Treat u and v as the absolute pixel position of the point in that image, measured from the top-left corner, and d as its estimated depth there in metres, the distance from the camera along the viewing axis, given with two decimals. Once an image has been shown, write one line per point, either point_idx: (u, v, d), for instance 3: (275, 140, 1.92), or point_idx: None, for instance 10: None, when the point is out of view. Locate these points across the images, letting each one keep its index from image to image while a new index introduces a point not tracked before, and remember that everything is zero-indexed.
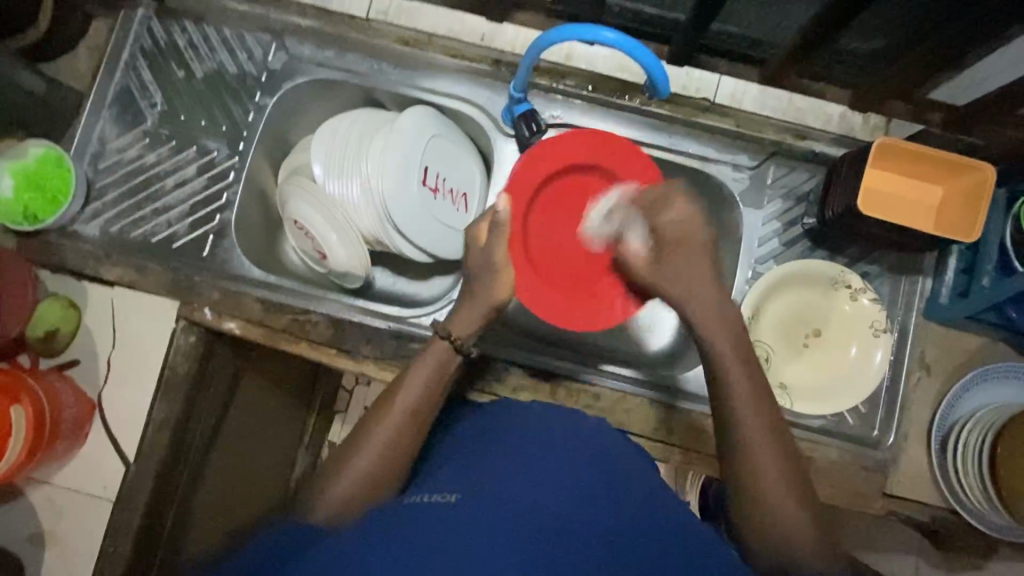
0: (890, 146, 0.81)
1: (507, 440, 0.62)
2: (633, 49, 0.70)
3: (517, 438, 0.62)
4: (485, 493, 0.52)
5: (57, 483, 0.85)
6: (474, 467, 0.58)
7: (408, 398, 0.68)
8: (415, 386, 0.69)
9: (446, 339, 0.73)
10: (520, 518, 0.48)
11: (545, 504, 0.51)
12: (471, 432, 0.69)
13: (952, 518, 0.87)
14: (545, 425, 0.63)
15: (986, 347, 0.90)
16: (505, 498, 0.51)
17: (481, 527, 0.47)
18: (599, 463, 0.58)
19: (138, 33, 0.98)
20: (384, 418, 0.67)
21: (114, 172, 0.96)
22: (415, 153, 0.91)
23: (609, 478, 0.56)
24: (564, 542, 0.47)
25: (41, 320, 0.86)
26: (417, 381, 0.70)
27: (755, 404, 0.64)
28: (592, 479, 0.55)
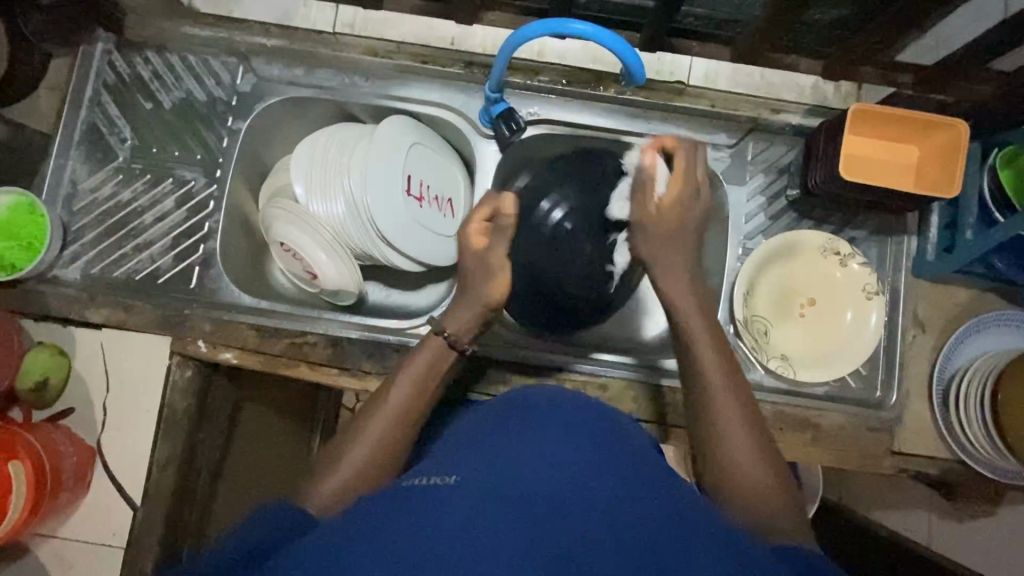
0: (866, 112, 0.82)
1: (505, 415, 0.59)
2: (604, 39, 0.70)
3: (517, 412, 0.58)
4: (485, 474, 0.48)
5: (65, 536, 0.84)
6: (468, 444, 0.55)
7: (401, 395, 0.70)
8: (405, 387, 0.70)
9: (440, 335, 0.75)
10: (522, 498, 0.45)
11: (553, 488, 0.46)
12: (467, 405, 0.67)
13: (959, 467, 0.89)
14: (554, 401, 0.59)
15: (976, 298, 0.91)
16: (508, 479, 0.47)
17: (486, 520, 0.43)
18: (600, 435, 0.54)
19: (99, 68, 0.96)
20: (378, 411, 0.68)
21: (90, 212, 0.94)
22: (396, 163, 0.90)
23: (614, 455, 0.52)
24: (568, 519, 0.44)
25: (29, 370, 0.84)
26: (409, 375, 0.72)
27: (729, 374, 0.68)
28: (597, 458, 0.51)
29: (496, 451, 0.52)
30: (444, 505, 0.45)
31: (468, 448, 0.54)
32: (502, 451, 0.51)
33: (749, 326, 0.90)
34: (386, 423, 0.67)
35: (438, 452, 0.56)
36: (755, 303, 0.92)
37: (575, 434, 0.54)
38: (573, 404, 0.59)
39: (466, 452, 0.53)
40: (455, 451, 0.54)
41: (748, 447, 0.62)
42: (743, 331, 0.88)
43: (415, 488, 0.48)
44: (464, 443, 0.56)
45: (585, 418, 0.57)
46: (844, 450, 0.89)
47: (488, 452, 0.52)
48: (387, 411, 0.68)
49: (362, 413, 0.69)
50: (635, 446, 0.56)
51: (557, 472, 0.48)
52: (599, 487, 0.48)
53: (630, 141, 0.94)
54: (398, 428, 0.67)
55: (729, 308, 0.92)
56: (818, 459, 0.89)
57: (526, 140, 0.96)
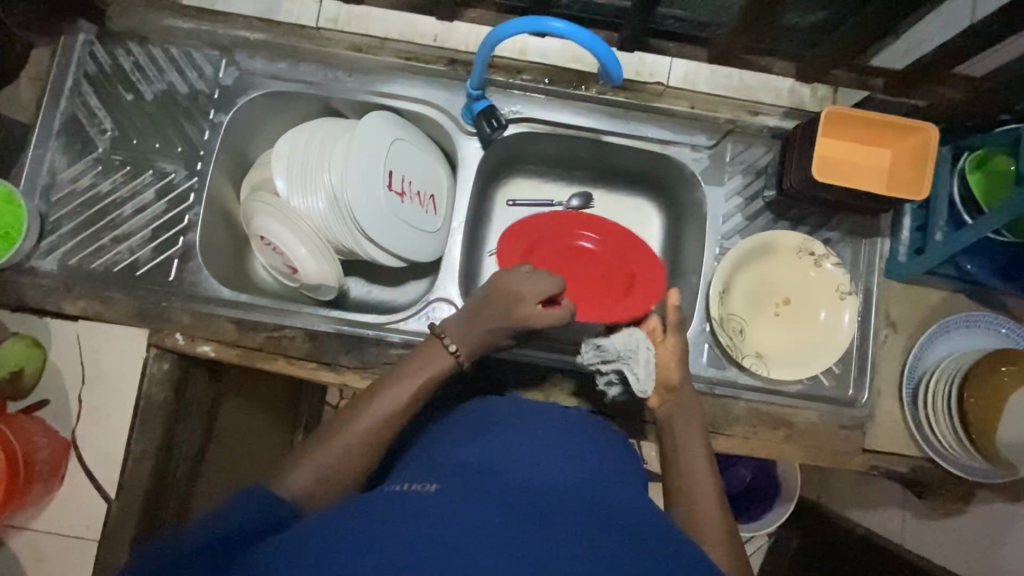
0: (840, 115, 0.83)
1: (484, 445, 0.60)
2: (582, 38, 0.70)
3: (497, 444, 0.60)
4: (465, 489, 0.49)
5: (37, 529, 0.83)
6: (452, 466, 0.56)
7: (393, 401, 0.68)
8: (401, 390, 0.69)
9: (440, 339, 0.74)
10: (504, 510, 0.46)
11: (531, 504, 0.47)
12: (445, 434, 0.69)
13: (928, 465, 0.90)
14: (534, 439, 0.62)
15: (947, 299, 0.93)
16: (487, 492, 0.48)
17: (464, 518, 0.44)
18: (576, 473, 0.57)
19: (80, 59, 0.95)
20: (366, 412, 0.67)
21: (68, 202, 0.93)
22: (378, 158, 0.91)
23: (588, 489, 0.54)
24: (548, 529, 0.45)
25: (4, 361, 0.83)
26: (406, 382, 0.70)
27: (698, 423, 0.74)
28: (571, 490, 0.53)
29: (476, 473, 0.53)
30: (424, 506, 0.45)
31: (449, 468, 0.55)
32: (481, 473, 0.53)
33: (726, 324, 0.91)
34: (372, 424, 0.66)
35: (420, 473, 0.57)
36: (732, 302, 0.94)
37: (551, 471, 0.56)
38: (556, 446, 0.61)
39: (446, 472, 0.54)
40: (437, 472, 0.55)
41: (707, 488, 0.68)
42: (719, 329, 0.89)
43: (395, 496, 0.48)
44: (446, 464, 0.57)
45: (561, 457, 0.59)
46: (817, 447, 0.90)
47: (469, 473, 0.53)
48: (376, 415, 0.67)
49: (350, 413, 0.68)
50: (610, 481, 0.58)
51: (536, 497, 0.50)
52: (573, 509, 0.49)
53: (610, 140, 0.96)
54: (378, 436, 0.66)
55: (705, 307, 0.93)
56: (792, 456, 0.90)
57: (508, 138, 0.97)
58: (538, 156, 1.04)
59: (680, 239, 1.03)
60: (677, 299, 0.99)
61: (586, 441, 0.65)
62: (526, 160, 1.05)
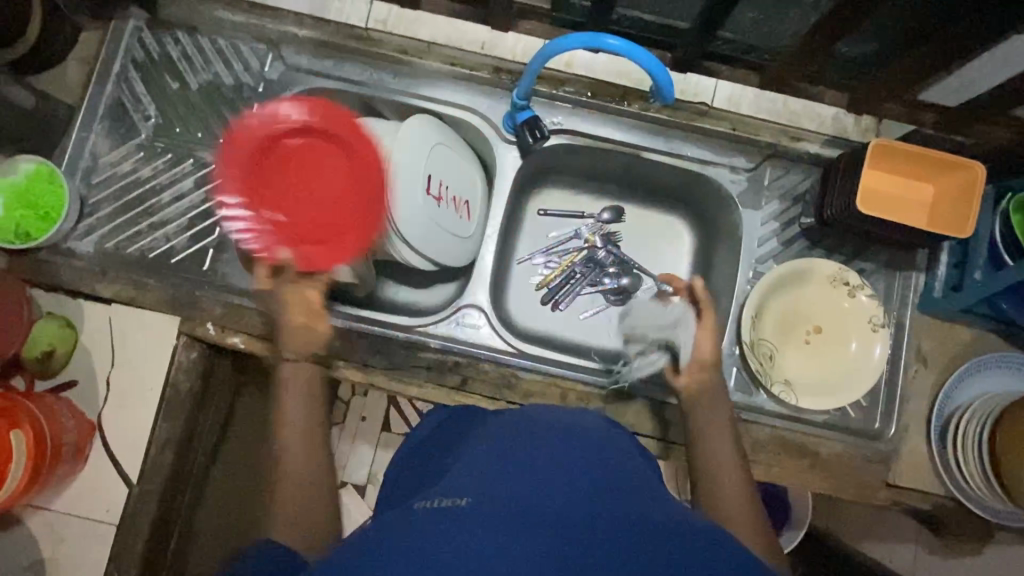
0: (886, 148, 0.83)
1: (504, 435, 0.60)
2: (636, 55, 0.70)
3: (521, 429, 0.60)
4: (496, 492, 0.49)
5: (58, 509, 0.83)
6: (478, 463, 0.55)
7: (287, 426, 0.80)
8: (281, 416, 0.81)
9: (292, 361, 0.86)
10: (536, 517, 0.46)
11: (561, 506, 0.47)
12: (468, 432, 0.71)
13: (952, 504, 0.90)
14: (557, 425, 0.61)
15: (978, 338, 0.92)
16: (517, 498, 0.48)
17: (490, 529, 0.44)
18: (596, 451, 0.57)
19: (129, 44, 0.96)
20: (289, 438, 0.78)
21: (108, 186, 0.94)
22: (418, 161, 0.91)
23: (611, 469, 0.55)
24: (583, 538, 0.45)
25: (37, 339, 0.84)
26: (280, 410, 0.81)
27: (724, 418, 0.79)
28: (599, 470, 0.53)
29: (497, 472, 0.52)
30: (460, 524, 0.45)
31: (471, 469, 0.55)
32: (505, 470, 0.52)
33: (756, 349, 0.91)
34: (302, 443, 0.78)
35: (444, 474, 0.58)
36: (763, 327, 0.93)
37: (573, 448, 0.56)
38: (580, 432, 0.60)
39: (469, 474, 0.54)
40: (463, 471, 0.55)
41: (735, 478, 0.71)
42: (749, 354, 0.89)
43: (428, 508, 0.48)
44: (473, 461, 0.57)
45: (580, 437, 0.60)
46: (840, 479, 0.90)
47: (490, 472, 0.52)
48: (297, 437, 0.79)
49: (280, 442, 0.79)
50: (634, 464, 0.59)
51: (569, 492, 0.49)
52: (604, 500, 0.49)
53: (649, 158, 0.96)
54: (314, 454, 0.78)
55: (736, 330, 0.93)
56: (814, 485, 0.90)
57: (547, 148, 0.97)
58: (573, 168, 1.04)
59: (710, 259, 1.02)
60: None
61: (611, 431, 0.64)
62: (560, 171, 1.06)
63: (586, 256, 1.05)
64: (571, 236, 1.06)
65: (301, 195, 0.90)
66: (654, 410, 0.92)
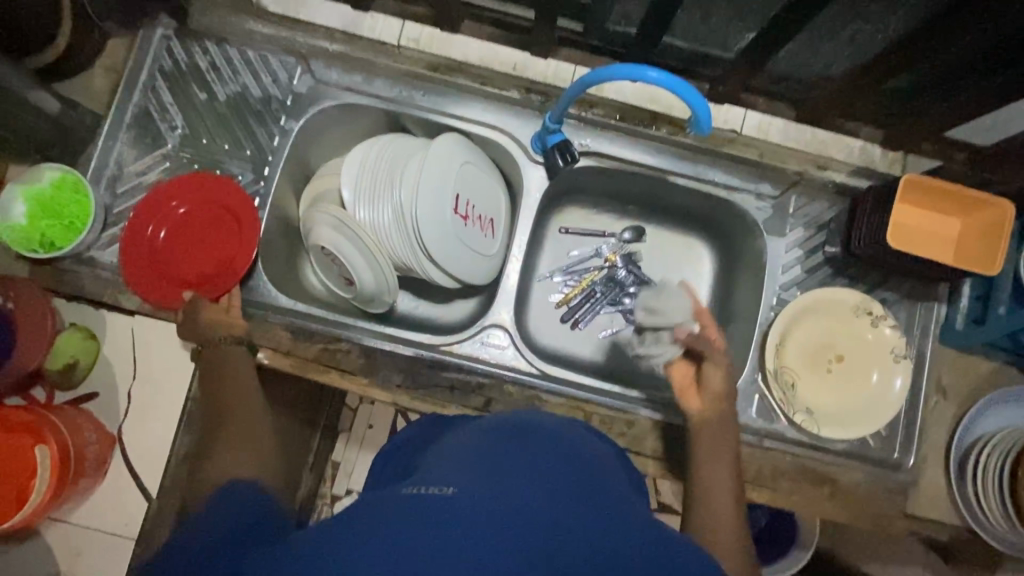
0: (916, 182, 0.84)
1: (484, 431, 0.60)
2: (677, 89, 0.70)
3: (505, 429, 0.60)
4: (479, 484, 0.49)
5: (76, 522, 0.83)
6: (460, 454, 0.56)
7: (233, 395, 0.80)
8: (235, 386, 0.81)
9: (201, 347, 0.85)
10: (518, 517, 0.46)
11: (543, 507, 0.48)
12: (449, 429, 0.72)
13: (967, 535, 0.90)
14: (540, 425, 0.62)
15: (997, 371, 0.93)
16: (500, 493, 0.48)
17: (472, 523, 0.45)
18: (575, 455, 0.57)
19: (156, 53, 0.95)
20: (231, 411, 0.77)
21: (133, 196, 0.93)
22: (447, 180, 0.91)
23: (592, 476, 0.55)
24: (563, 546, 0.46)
25: (61, 351, 0.83)
26: (229, 383, 0.81)
27: (718, 447, 0.77)
28: (578, 476, 0.54)
29: (481, 463, 0.52)
30: (443, 523, 0.45)
31: (455, 458, 0.55)
32: (487, 461, 0.53)
33: (778, 377, 0.91)
34: (241, 417, 0.77)
35: (429, 463, 0.58)
36: (785, 355, 0.93)
37: (555, 452, 0.56)
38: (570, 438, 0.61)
39: (453, 462, 0.54)
40: (443, 462, 0.55)
41: (728, 503, 0.71)
42: (772, 382, 0.90)
43: (413, 496, 0.48)
44: (456, 452, 0.57)
45: (560, 440, 0.60)
46: (858, 508, 0.90)
47: (475, 462, 0.52)
48: (238, 410, 0.78)
49: (222, 414, 0.77)
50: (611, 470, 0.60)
51: (549, 491, 0.50)
52: (580, 506, 0.50)
53: (676, 182, 0.96)
54: (248, 423, 0.76)
55: (758, 357, 0.93)
56: (832, 514, 0.90)
57: (575, 169, 0.97)
58: (598, 188, 1.04)
59: (732, 283, 1.03)
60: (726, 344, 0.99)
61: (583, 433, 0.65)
62: (584, 190, 1.05)
63: (606, 275, 1.05)
64: (591, 254, 1.06)
65: (194, 258, 0.89)
66: (675, 435, 0.92)
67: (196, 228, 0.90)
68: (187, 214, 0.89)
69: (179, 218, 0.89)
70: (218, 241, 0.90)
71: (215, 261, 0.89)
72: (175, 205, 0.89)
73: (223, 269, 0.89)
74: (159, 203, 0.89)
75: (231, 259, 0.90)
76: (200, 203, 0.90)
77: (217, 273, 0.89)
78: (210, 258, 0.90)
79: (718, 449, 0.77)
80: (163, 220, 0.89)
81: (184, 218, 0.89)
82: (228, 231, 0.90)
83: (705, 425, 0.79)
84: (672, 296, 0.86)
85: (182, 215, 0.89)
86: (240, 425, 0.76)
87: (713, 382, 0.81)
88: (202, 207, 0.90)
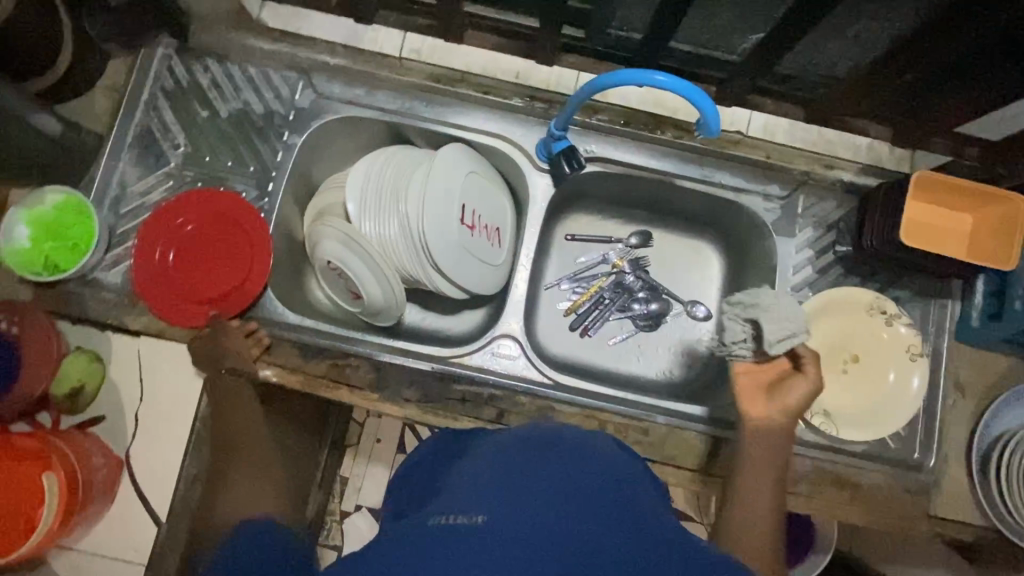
0: (929, 179, 0.83)
1: (508, 439, 0.59)
2: (684, 91, 0.69)
3: (530, 435, 0.58)
4: (508, 507, 0.48)
5: (85, 549, 0.81)
6: (485, 469, 0.55)
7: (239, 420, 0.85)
8: (240, 410, 0.85)
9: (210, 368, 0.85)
10: (547, 545, 0.46)
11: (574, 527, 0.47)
12: (471, 442, 0.71)
13: (992, 535, 0.89)
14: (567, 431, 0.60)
15: (1015, 366, 0.92)
16: (525, 518, 0.47)
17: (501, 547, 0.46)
18: (604, 462, 0.56)
19: (158, 72, 0.95)
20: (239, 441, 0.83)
21: (136, 215, 0.92)
22: (452, 191, 0.90)
23: (621, 482, 0.54)
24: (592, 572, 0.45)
25: (66, 375, 0.82)
26: (236, 409, 0.85)
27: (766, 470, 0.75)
28: (605, 491, 0.51)
29: (504, 480, 0.51)
30: (472, 549, 0.46)
31: (480, 475, 0.54)
32: (514, 476, 0.52)
33: None
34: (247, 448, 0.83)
35: (454, 480, 0.57)
36: None
37: (580, 463, 0.54)
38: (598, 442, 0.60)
39: (479, 481, 0.53)
40: (467, 480, 0.54)
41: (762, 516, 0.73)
42: None
43: (443, 524, 0.49)
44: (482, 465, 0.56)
45: (586, 444, 0.58)
46: (880, 510, 0.89)
47: (498, 481, 0.51)
48: (243, 441, 0.83)
49: (231, 441, 0.83)
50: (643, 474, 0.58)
51: (580, 508, 0.49)
52: (609, 523, 0.48)
53: (683, 185, 0.95)
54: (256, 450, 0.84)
55: None
56: (854, 517, 0.89)
57: (580, 176, 0.97)
58: (604, 194, 1.03)
59: (741, 286, 1.02)
60: None
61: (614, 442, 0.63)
62: (589, 196, 1.04)
63: (613, 281, 1.04)
64: (599, 261, 1.05)
65: (204, 276, 0.89)
66: (692, 442, 0.90)
67: (205, 245, 0.89)
68: (196, 231, 0.89)
69: (188, 235, 0.89)
70: (227, 258, 0.89)
71: (226, 278, 0.89)
72: (184, 223, 0.89)
73: (234, 286, 0.88)
74: (167, 222, 0.88)
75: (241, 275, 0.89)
76: (208, 219, 0.89)
77: (229, 290, 0.88)
78: (220, 275, 0.89)
79: (763, 471, 0.75)
80: (172, 239, 0.88)
81: (193, 235, 0.89)
82: (237, 247, 0.89)
83: (764, 438, 0.76)
84: (792, 310, 0.76)
85: (191, 233, 0.89)
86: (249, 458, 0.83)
87: (790, 396, 0.76)
88: (211, 223, 0.89)
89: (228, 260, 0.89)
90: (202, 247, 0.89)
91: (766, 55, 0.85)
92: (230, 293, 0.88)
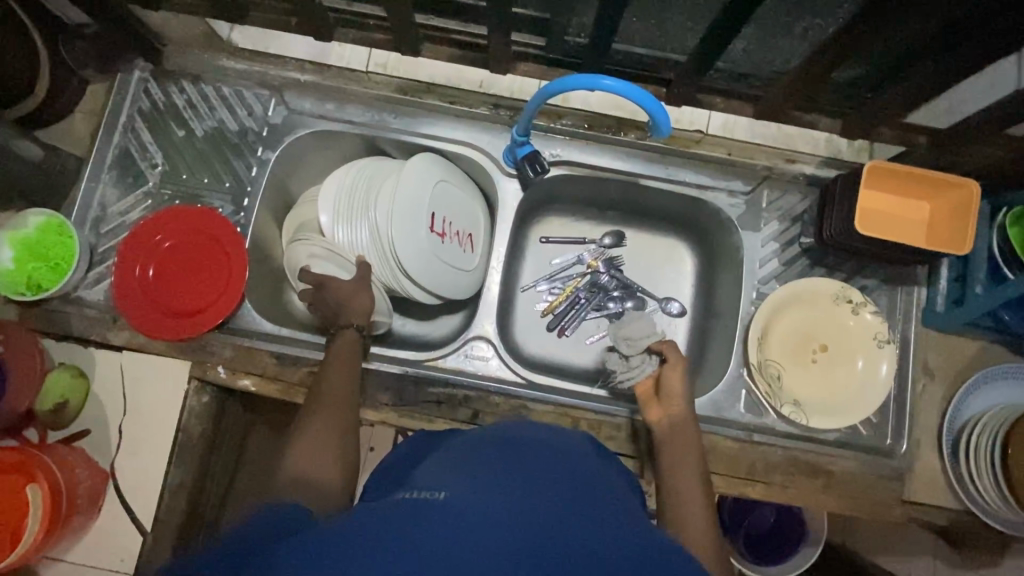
0: (882, 169, 0.85)
1: (480, 445, 0.60)
2: (633, 94, 0.71)
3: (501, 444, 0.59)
4: (470, 494, 0.49)
5: (71, 560, 0.83)
6: (453, 467, 0.56)
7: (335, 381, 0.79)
8: (341, 372, 0.80)
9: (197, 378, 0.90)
10: (508, 528, 0.46)
11: (533, 518, 0.48)
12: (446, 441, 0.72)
13: (967, 518, 0.89)
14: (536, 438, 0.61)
15: (982, 350, 0.93)
16: (485, 504, 0.48)
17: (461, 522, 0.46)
18: (569, 465, 0.57)
19: (134, 95, 0.98)
20: (320, 399, 0.76)
21: (117, 234, 0.95)
22: (422, 199, 0.92)
23: (581, 481, 0.55)
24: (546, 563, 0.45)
25: (49, 391, 0.84)
26: (336, 371, 0.81)
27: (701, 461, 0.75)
28: (564, 493, 0.52)
29: (471, 476, 0.53)
30: (435, 523, 0.46)
31: (449, 471, 0.55)
32: (481, 473, 0.53)
33: (763, 370, 0.92)
34: (329, 412, 0.73)
35: (423, 474, 0.59)
36: (769, 348, 0.94)
37: (545, 462, 0.56)
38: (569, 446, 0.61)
39: (445, 475, 0.55)
40: (437, 475, 0.56)
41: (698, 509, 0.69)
42: (757, 375, 0.90)
43: (407, 500, 0.49)
44: (454, 462, 0.58)
45: (552, 451, 0.59)
46: (854, 497, 0.90)
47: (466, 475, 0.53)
48: (329, 400, 0.75)
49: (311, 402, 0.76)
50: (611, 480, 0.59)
51: (538, 502, 0.50)
52: (570, 517, 0.49)
53: (648, 185, 0.97)
54: (343, 407, 0.75)
55: (742, 352, 0.94)
56: (827, 505, 0.90)
57: (548, 180, 0.99)
58: (574, 197, 1.05)
59: (712, 281, 1.04)
60: (712, 342, 1.00)
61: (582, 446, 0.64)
62: (560, 199, 1.06)
63: (588, 280, 1.05)
64: (573, 261, 1.06)
65: (184, 289, 0.91)
66: None
67: (184, 260, 0.92)
68: (173, 246, 0.91)
69: (166, 251, 0.91)
70: (206, 271, 0.92)
71: (205, 290, 0.91)
72: (162, 239, 0.91)
73: (214, 297, 0.91)
74: (144, 239, 0.91)
75: (220, 286, 0.91)
76: (185, 234, 0.92)
77: (210, 301, 0.91)
78: (200, 288, 0.91)
79: (692, 455, 0.75)
80: (150, 255, 0.91)
81: (170, 251, 0.91)
82: (215, 260, 0.92)
83: (671, 431, 0.79)
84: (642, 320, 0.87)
85: (169, 248, 0.91)
86: (330, 418, 0.72)
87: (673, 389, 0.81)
88: (189, 237, 0.92)
89: (207, 273, 0.92)
90: (180, 261, 0.92)
91: (716, 57, 0.87)
92: (211, 304, 0.91)
